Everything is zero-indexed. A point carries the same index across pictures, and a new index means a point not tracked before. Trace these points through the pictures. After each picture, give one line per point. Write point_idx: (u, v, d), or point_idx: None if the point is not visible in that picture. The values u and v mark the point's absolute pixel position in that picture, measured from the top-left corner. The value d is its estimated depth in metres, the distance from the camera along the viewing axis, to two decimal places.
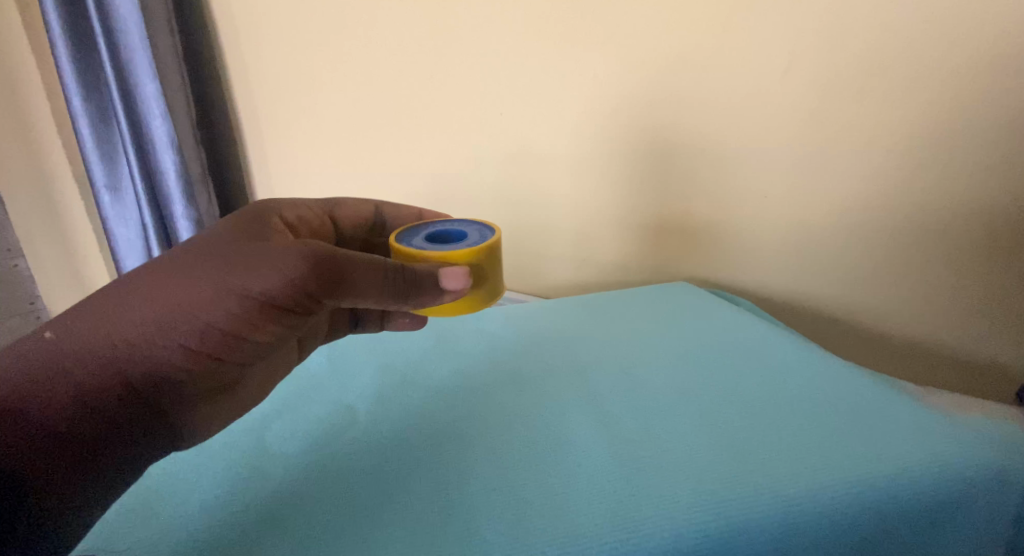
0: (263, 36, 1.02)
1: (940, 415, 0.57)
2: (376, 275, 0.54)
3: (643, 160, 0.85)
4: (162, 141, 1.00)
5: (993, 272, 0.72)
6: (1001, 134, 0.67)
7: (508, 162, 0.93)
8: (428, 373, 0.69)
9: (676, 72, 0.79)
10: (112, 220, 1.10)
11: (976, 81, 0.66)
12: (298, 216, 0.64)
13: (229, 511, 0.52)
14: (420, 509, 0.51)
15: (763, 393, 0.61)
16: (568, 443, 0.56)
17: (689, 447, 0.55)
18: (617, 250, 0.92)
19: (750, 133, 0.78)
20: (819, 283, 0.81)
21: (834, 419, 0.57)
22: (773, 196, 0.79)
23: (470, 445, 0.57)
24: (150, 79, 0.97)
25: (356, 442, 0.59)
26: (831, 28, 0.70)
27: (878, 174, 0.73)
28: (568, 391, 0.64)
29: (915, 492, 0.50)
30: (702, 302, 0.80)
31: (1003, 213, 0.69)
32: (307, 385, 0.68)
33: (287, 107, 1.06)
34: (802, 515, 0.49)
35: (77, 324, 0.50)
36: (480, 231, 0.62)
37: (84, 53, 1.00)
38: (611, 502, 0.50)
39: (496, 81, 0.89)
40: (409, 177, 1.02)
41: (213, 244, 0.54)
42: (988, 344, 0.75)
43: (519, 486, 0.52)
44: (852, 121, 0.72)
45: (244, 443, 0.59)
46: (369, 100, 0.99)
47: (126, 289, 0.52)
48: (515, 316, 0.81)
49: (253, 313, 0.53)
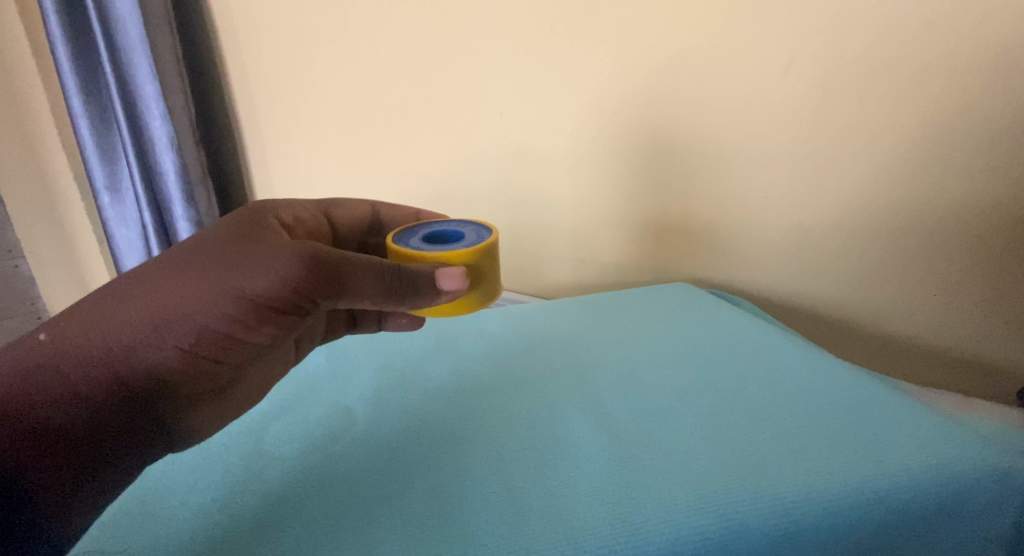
0: (262, 36, 1.02)
1: (942, 417, 0.56)
2: (373, 275, 0.54)
3: (642, 160, 0.85)
4: (161, 141, 1.00)
5: (996, 272, 0.71)
6: (1003, 133, 0.66)
7: (507, 162, 0.93)
8: (426, 374, 0.69)
9: (675, 72, 0.78)
10: (112, 220, 1.10)
11: (977, 79, 0.65)
12: (294, 216, 0.64)
13: (227, 514, 0.52)
14: (416, 511, 0.51)
15: (763, 394, 0.61)
16: (565, 444, 0.56)
17: (688, 448, 0.54)
18: (616, 250, 0.92)
19: (749, 133, 0.77)
20: (819, 283, 0.81)
21: (835, 421, 0.56)
22: (772, 196, 0.79)
23: (467, 447, 0.57)
24: (149, 80, 0.97)
25: (353, 444, 0.58)
26: (830, 26, 0.69)
27: (878, 173, 0.73)
28: (566, 392, 0.63)
29: (916, 495, 0.50)
30: (703, 302, 0.79)
31: (1006, 212, 0.68)
32: (305, 387, 0.68)
33: (286, 107, 1.06)
34: (802, 518, 0.48)
35: (71, 324, 0.50)
36: (477, 231, 0.62)
37: (83, 53, 1.00)
38: (609, 504, 0.50)
39: (495, 82, 0.89)
40: (409, 178, 1.02)
41: (209, 245, 0.54)
42: (991, 344, 0.74)
43: (517, 488, 0.52)
44: (851, 120, 0.72)
45: (241, 445, 0.59)
46: (368, 101, 0.99)
47: (120, 290, 0.52)
48: (514, 316, 0.81)
49: (249, 313, 0.53)
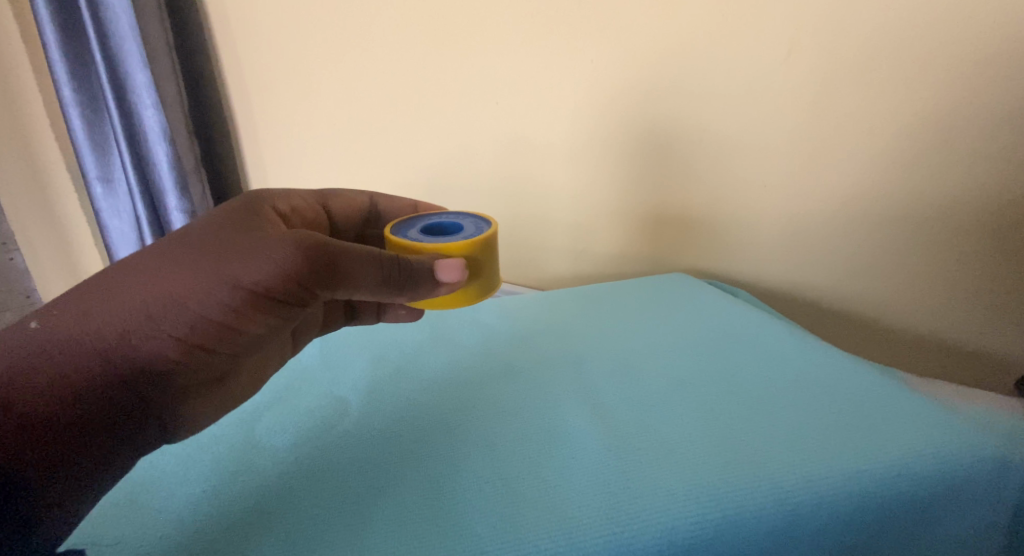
0: (253, 25, 1.00)
1: (942, 406, 0.56)
2: (371, 265, 0.53)
3: (641, 151, 0.84)
4: (153, 132, 0.99)
5: (993, 263, 0.71)
6: (1000, 126, 0.66)
7: (505, 152, 0.92)
8: (420, 365, 0.69)
9: (675, 61, 0.78)
10: (105, 212, 1.09)
11: (978, 70, 0.65)
12: (292, 207, 0.63)
13: (215, 506, 0.52)
14: (411, 503, 0.50)
15: (760, 383, 0.61)
16: (561, 434, 0.56)
17: (685, 437, 0.54)
18: (615, 242, 0.91)
19: (747, 124, 0.77)
20: (817, 275, 0.81)
21: (832, 410, 0.56)
22: (772, 187, 0.79)
23: (462, 438, 0.57)
24: (140, 69, 0.95)
25: (347, 434, 0.58)
26: (829, 20, 0.69)
27: (876, 167, 0.73)
28: (562, 382, 0.63)
29: (917, 483, 0.50)
30: (701, 292, 0.79)
31: (1002, 204, 0.69)
32: (297, 377, 0.68)
33: (280, 96, 1.04)
34: (799, 507, 0.48)
35: (61, 313, 0.49)
36: (476, 223, 0.62)
37: (72, 40, 0.98)
38: (605, 494, 0.50)
39: (495, 73, 0.88)
40: (407, 168, 1.00)
41: (205, 234, 0.54)
42: (989, 335, 0.74)
43: (512, 479, 0.52)
44: (850, 111, 0.72)
45: (232, 437, 0.59)
46: (366, 89, 0.98)
47: (114, 278, 0.52)
48: (511, 306, 0.81)
49: (244, 303, 0.52)
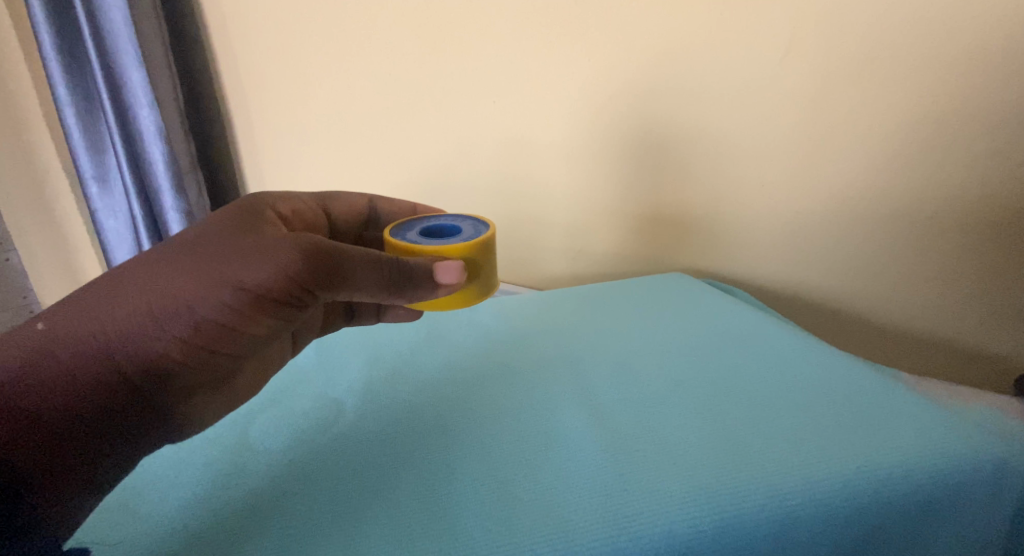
0: (250, 24, 1.00)
1: (941, 407, 0.57)
2: (371, 268, 0.54)
3: (638, 151, 0.84)
4: (150, 131, 0.99)
5: (991, 262, 0.72)
6: (998, 126, 0.66)
7: (502, 151, 0.92)
8: (419, 366, 0.69)
9: (671, 61, 0.78)
10: (101, 212, 1.09)
11: (976, 69, 0.66)
12: (292, 209, 0.63)
13: (208, 510, 0.52)
14: (408, 506, 0.51)
15: (756, 384, 0.61)
16: (560, 435, 0.56)
17: (682, 438, 0.55)
18: (612, 240, 0.92)
19: (744, 124, 0.77)
20: (814, 274, 0.81)
21: (829, 410, 0.57)
22: (769, 186, 0.79)
23: (461, 440, 0.57)
24: (135, 68, 0.95)
25: (345, 437, 0.58)
26: (826, 21, 0.69)
27: (872, 167, 0.73)
28: (561, 384, 0.63)
29: (913, 484, 0.50)
30: (698, 292, 0.80)
31: (1000, 203, 0.69)
32: (293, 379, 0.68)
33: (276, 96, 1.04)
34: (796, 509, 0.49)
35: (65, 314, 0.50)
36: (475, 226, 0.62)
37: (68, 39, 0.98)
38: (602, 497, 0.50)
39: (492, 72, 0.88)
40: (403, 168, 1.01)
41: (208, 236, 0.54)
42: (985, 333, 0.75)
43: (509, 482, 0.52)
44: (848, 111, 0.72)
45: (227, 439, 0.59)
46: (363, 90, 0.98)
47: (117, 279, 0.52)
48: (509, 307, 0.81)
49: (245, 305, 0.53)
